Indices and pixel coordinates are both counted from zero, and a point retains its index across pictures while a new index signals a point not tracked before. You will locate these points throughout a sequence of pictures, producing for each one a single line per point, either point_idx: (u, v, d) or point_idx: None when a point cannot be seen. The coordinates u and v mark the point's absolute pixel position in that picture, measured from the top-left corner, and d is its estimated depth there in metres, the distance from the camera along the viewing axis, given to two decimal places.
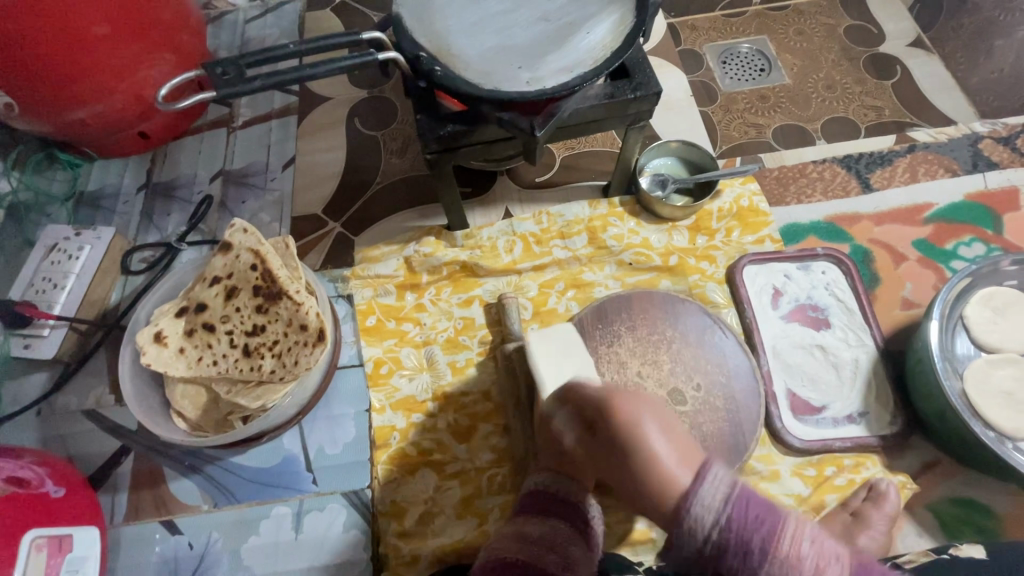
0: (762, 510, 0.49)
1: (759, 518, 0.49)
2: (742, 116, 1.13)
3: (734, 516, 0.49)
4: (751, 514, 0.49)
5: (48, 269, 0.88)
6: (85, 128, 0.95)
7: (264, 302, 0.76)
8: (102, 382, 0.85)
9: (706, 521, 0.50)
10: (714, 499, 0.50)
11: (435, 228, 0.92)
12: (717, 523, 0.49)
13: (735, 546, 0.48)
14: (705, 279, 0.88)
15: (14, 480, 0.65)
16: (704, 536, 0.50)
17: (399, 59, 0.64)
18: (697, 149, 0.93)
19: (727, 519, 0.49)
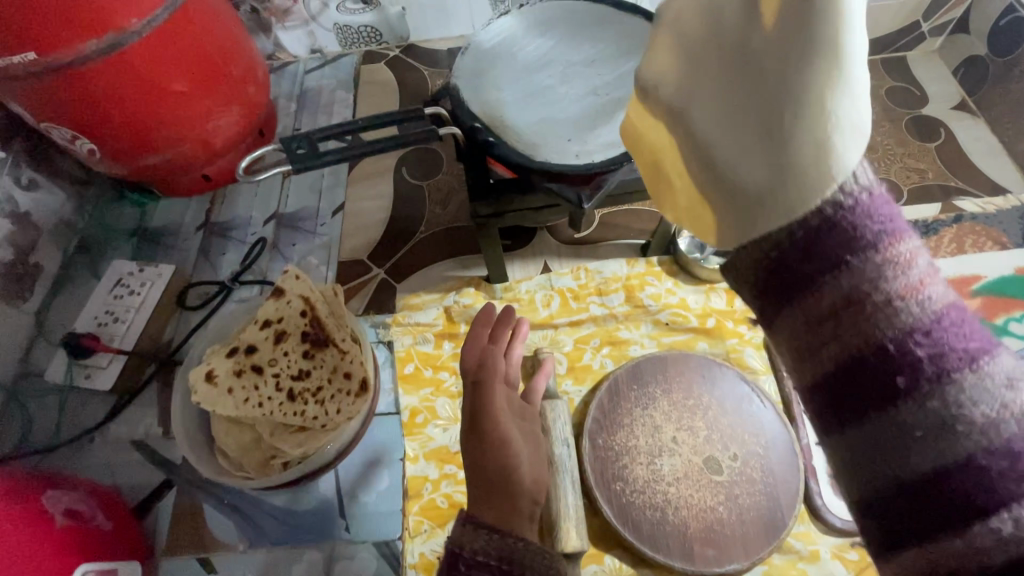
0: (881, 213, 0.32)
1: (864, 225, 0.31)
2: None
3: (872, 199, 0.32)
4: (869, 223, 0.31)
5: (111, 302, 0.95)
6: (156, 171, 1.02)
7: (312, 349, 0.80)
8: (152, 414, 0.89)
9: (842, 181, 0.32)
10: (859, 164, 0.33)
11: (475, 279, 0.95)
12: (834, 203, 0.32)
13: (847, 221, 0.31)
14: (742, 343, 0.88)
15: (69, 513, 0.69)
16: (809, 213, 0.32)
17: (457, 134, 0.68)
18: None
19: (852, 198, 0.31)
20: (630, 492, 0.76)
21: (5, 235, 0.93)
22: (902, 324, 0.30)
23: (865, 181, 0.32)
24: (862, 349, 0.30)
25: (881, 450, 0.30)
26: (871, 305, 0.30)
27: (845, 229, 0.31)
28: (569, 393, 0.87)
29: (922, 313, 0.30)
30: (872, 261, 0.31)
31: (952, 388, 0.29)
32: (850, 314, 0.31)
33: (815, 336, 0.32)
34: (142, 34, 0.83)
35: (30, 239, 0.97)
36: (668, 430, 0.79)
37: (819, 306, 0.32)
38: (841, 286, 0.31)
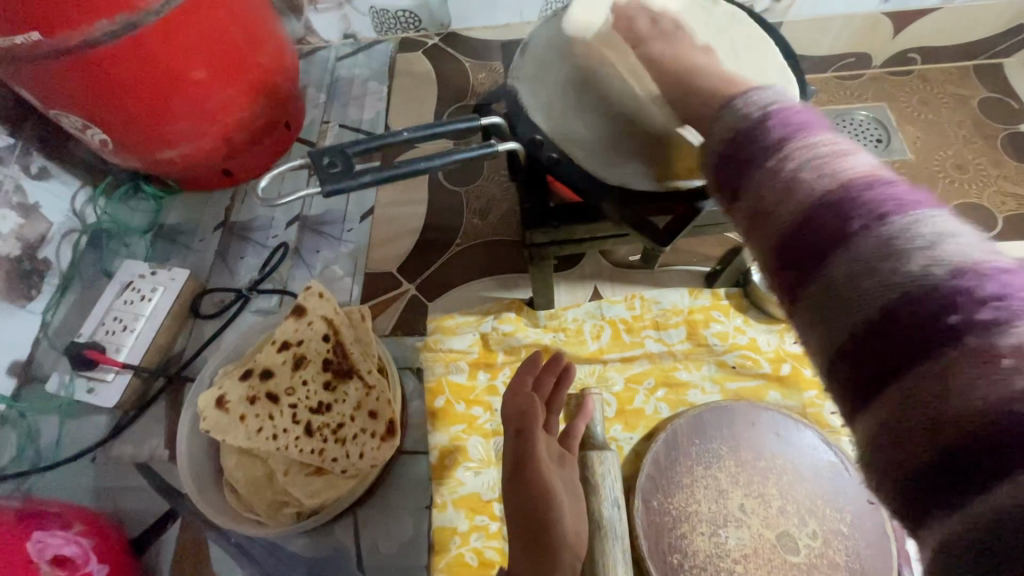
0: (795, 119, 0.33)
1: (770, 128, 0.34)
2: None
3: (773, 111, 0.35)
4: (784, 128, 0.33)
5: (119, 307, 0.86)
6: (173, 165, 0.93)
7: (335, 380, 0.71)
8: (158, 434, 0.82)
9: (744, 114, 0.36)
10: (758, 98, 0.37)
11: (516, 303, 0.85)
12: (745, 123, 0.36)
13: (756, 131, 0.34)
14: (822, 396, 0.76)
15: (58, 560, 0.60)
16: (732, 136, 0.36)
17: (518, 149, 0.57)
18: None
19: (756, 121, 0.35)
20: (688, 567, 0.66)
21: (12, 228, 0.87)
22: (814, 194, 0.29)
23: (787, 105, 0.35)
24: (796, 222, 0.30)
25: (837, 311, 0.28)
26: (783, 183, 0.31)
27: (757, 140, 0.34)
28: (617, 439, 0.77)
29: (832, 180, 0.29)
30: (788, 150, 0.32)
31: (867, 238, 0.27)
32: (773, 198, 0.31)
33: (762, 230, 0.32)
34: (159, 14, 0.74)
35: (38, 233, 0.91)
36: (735, 496, 0.69)
37: (751, 196, 0.33)
38: (756, 179, 0.33)
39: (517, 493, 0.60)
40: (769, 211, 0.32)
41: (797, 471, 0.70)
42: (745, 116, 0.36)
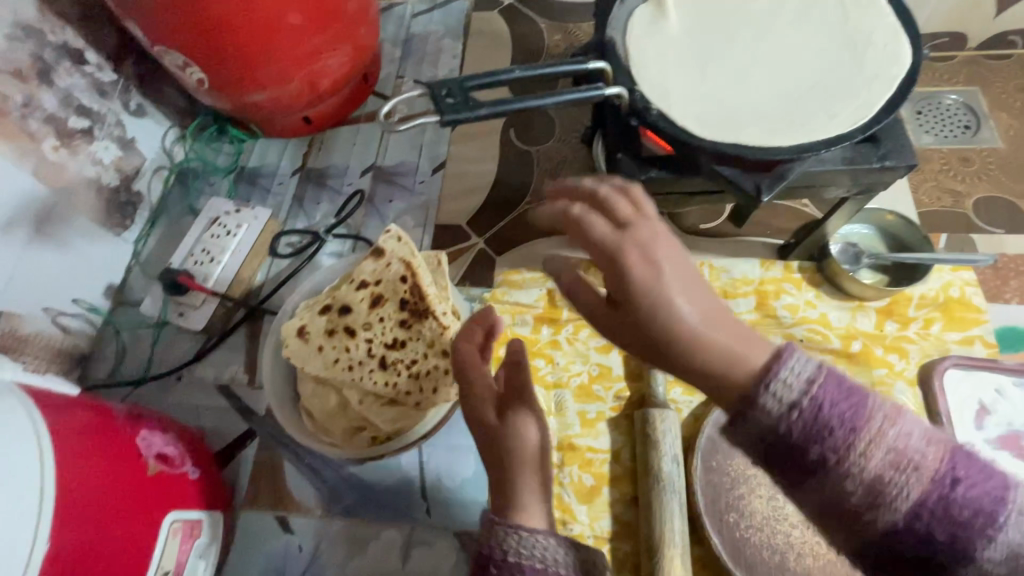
0: (845, 398, 0.38)
1: (825, 427, 0.37)
2: (938, 180, 0.98)
3: (818, 397, 0.38)
4: (821, 449, 0.38)
5: (207, 241, 0.91)
6: (260, 109, 0.97)
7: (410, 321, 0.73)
8: (238, 360, 0.87)
9: (776, 403, 0.38)
10: (789, 379, 0.38)
11: (584, 263, 0.87)
12: (793, 405, 0.38)
13: (807, 429, 0.38)
14: (893, 375, 0.75)
15: (162, 457, 0.65)
16: (772, 419, 0.38)
17: (622, 96, 0.56)
18: (915, 228, 0.79)
19: (802, 416, 0.38)
20: (744, 527, 0.67)
21: (112, 159, 0.92)
22: (876, 478, 0.37)
23: (819, 367, 0.39)
24: (898, 510, 0.38)
25: (876, 536, 0.39)
26: (850, 481, 0.38)
27: (822, 436, 0.38)
28: (677, 402, 0.78)
29: (885, 464, 0.37)
30: (861, 459, 0.37)
31: (925, 516, 0.38)
32: (834, 487, 0.38)
33: (823, 481, 0.39)
34: None
35: (133, 165, 0.96)
36: None
37: (811, 492, 0.39)
38: (819, 458, 0.38)
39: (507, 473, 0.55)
40: (834, 469, 0.38)
41: None
42: (777, 409, 0.38)
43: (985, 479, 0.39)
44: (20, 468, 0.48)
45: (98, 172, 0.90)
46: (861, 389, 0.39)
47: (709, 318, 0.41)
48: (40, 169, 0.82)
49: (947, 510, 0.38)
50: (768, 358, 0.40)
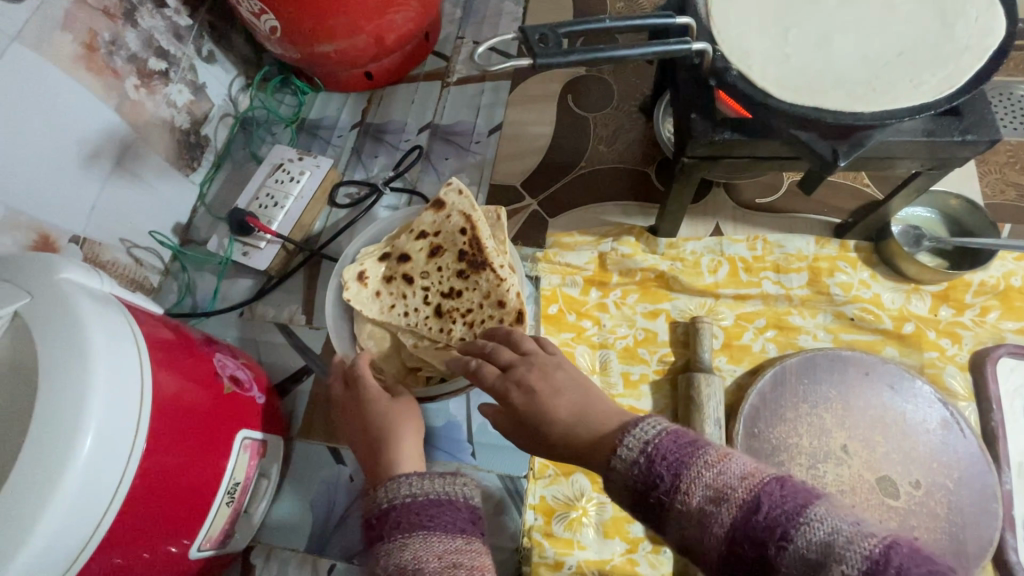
0: (677, 449, 0.44)
1: (663, 473, 0.43)
2: (1004, 171, 0.95)
3: (658, 449, 0.45)
4: (666, 470, 0.43)
5: (271, 186, 0.95)
6: (327, 60, 0.99)
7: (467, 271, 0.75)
8: (296, 302, 0.91)
9: (629, 455, 0.46)
10: (639, 436, 0.46)
11: (636, 229, 0.87)
12: (639, 459, 0.45)
13: (654, 471, 0.44)
14: (943, 359, 0.75)
15: (234, 380, 0.70)
16: (628, 475, 0.45)
17: (706, 52, 0.55)
18: (980, 213, 0.78)
19: (647, 465, 0.45)
20: None
21: (184, 102, 0.96)
22: (725, 525, 0.40)
23: (668, 427, 0.46)
24: (717, 534, 0.40)
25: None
26: (692, 515, 0.41)
27: (655, 481, 0.44)
28: (721, 370, 0.79)
29: (728, 512, 0.40)
30: (685, 492, 0.42)
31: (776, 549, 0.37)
32: (691, 537, 0.42)
33: (676, 523, 0.42)
34: None
35: (203, 110, 1.00)
36: (838, 436, 0.71)
37: (677, 533, 0.43)
38: (672, 504, 0.43)
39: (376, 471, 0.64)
40: (678, 508, 0.42)
41: (906, 423, 0.70)
42: (629, 457, 0.46)
43: (794, 498, 0.39)
44: (125, 378, 0.52)
45: (172, 113, 0.93)
46: (703, 439, 0.45)
47: (583, 416, 0.53)
48: (121, 106, 0.85)
49: (746, 522, 0.39)
50: (630, 422, 0.48)
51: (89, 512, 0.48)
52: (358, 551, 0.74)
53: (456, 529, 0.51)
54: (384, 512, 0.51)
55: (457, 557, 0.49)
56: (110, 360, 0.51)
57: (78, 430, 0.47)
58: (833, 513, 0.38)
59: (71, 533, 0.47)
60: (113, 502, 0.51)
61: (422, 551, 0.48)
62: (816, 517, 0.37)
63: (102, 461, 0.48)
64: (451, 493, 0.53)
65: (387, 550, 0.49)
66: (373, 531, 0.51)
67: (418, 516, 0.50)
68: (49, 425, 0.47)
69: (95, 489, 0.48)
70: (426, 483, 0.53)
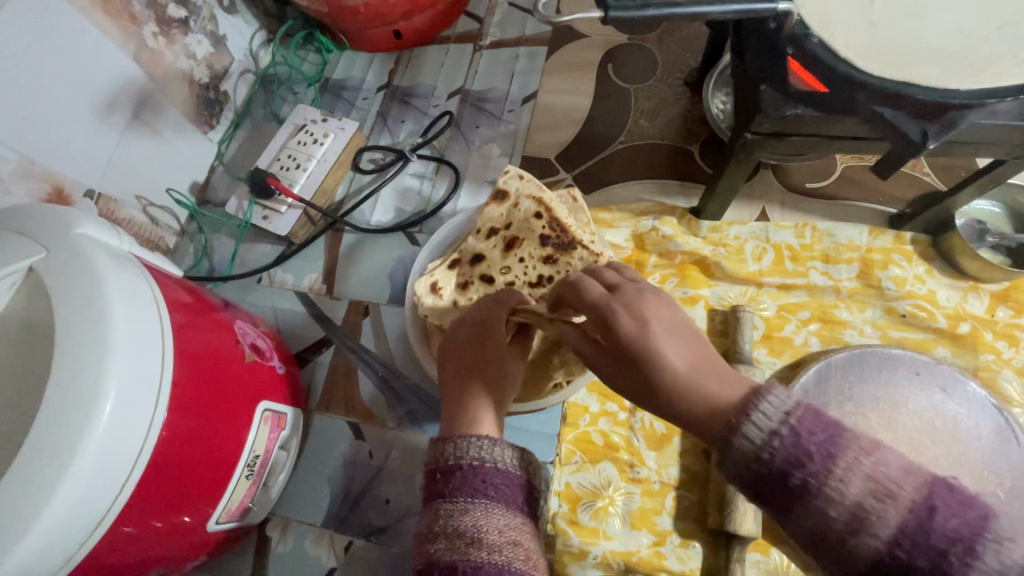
0: (822, 428, 0.39)
1: (813, 456, 0.38)
2: None
3: (802, 423, 0.39)
4: (818, 453, 0.38)
5: (293, 147, 0.91)
6: (355, 16, 0.93)
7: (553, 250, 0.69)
8: (317, 270, 0.88)
9: (762, 430, 0.40)
10: (777, 406, 0.40)
11: (678, 209, 0.83)
12: (777, 435, 0.39)
13: (800, 449, 0.39)
14: (999, 362, 0.71)
15: (255, 349, 0.67)
16: (756, 449, 0.40)
17: (789, 12, 0.50)
18: None
19: (787, 443, 0.39)
20: None
21: (204, 54, 0.90)
22: (889, 525, 0.36)
23: (801, 399, 0.41)
24: (876, 534, 0.36)
25: None
26: (843, 512, 0.37)
27: (802, 461, 0.38)
28: (760, 362, 0.75)
29: (897, 515, 0.36)
30: (838, 484, 0.38)
31: None
32: (833, 530, 0.38)
33: (811, 510, 0.38)
34: None
35: (223, 64, 0.94)
36: (885, 438, 0.67)
37: (807, 522, 0.39)
38: (816, 489, 0.38)
39: (484, 395, 0.54)
40: (820, 494, 0.38)
41: (957, 427, 0.67)
42: (762, 429, 0.40)
43: (965, 508, 0.37)
44: (146, 343, 0.49)
45: (191, 66, 0.88)
46: (839, 422, 0.40)
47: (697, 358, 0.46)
48: (139, 55, 0.80)
49: (925, 537, 0.36)
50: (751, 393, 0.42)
51: (108, 483, 0.46)
52: (375, 529, 0.72)
53: (517, 508, 0.48)
54: (449, 471, 0.48)
55: (515, 534, 0.46)
56: (130, 326, 0.47)
57: (97, 399, 0.44)
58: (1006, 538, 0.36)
59: (89, 504, 0.44)
60: (133, 472, 0.48)
61: (482, 520, 0.45)
62: (999, 537, 0.36)
63: (122, 430, 0.46)
64: (519, 468, 0.49)
65: (446, 509, 0.46)
66: (435, 485, 0.48)
67: (483, 482, 0.47)
68: (67, 390, 0.44)
69: (115, 460, 0.46)
70: (500, 451, 0.49)
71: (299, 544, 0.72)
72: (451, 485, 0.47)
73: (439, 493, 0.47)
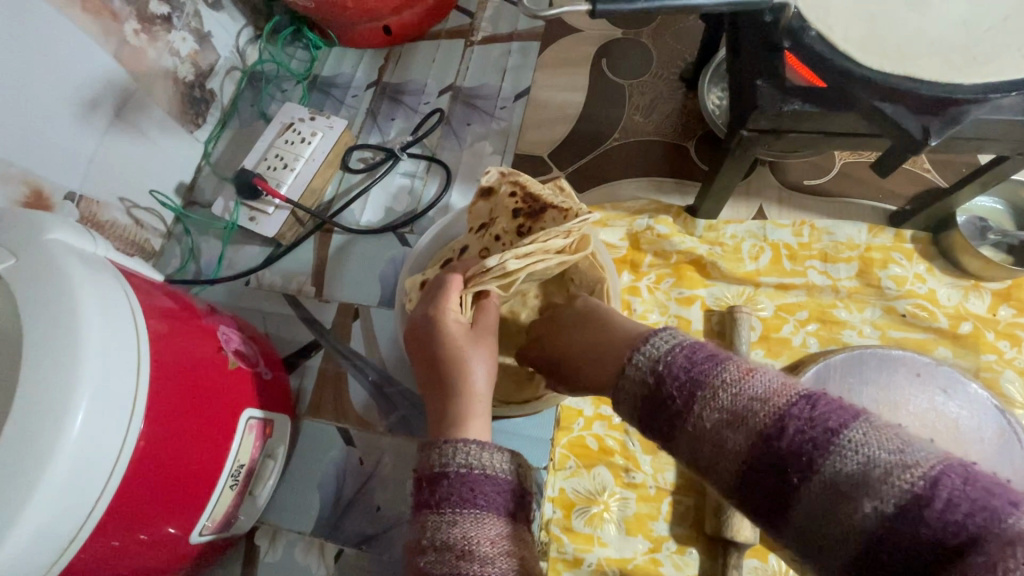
0: (697, 362, 0.42)
1: (682, 383, 0.41)
2: None
3: (674, 357, 0.43)
4: (684, 378, 0.42)
5: (281, 146, 0.89)
6: (344, 11, 0.91)
7: (524, 221, 0.63)
8: (306, 272, 0.86)
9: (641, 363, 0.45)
10: (659, 346, 0.45)
11: (674, 208, 0.81)
12: (655, 370, 0.43)
13: (669, 378, 0.42)
14: (1001, 363, 0.70)
15: (239, 355, 0.66)
16: (641, 384, 0.44)
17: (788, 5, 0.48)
18: None
19: (661, 372, 0.43)
20: None
21: (189, 52, 0.88)
22: (753, 438, 0.37)
23: (684, 340, 0.45)
24: (736, 448, 0.38)
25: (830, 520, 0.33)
26: (707, 430, 0.39)
27: (669, 391, 0.42)
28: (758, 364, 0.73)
29: (763, 427, 0.37)
30: (700, 408, 0.40)
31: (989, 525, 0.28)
32: (707, 452, 0.39)
33: (682, 430, 0.41)
34: None
35: (209, 62, 0.92)
36: None
37: (690, 447, 0.41)
38: (687, 413, 0.41)
39: (448, 399, 0.53)
40: (689, 415, 0.40)
41: (959, 430, 0.65)
42: (642, 370, 0.44)
43: (822, 419, 0.35)
44: (120, 353, 0.47)
45: (175, 64, 0.86)
46: (725, 355, 0.43)
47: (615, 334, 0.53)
48: (120, 52, 0.78)
49: (765, 444, 0.36)
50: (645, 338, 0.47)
51: (79, 499, 0.44)
52: (366, 537, 0.71)
53: (508, 514, 0.46)
54: (436, 479, 0.46)
55: (508, 544, 0.44)
56: (103, 336, 0.46)
57: (66, 413, 0.42)
58: (870, 436, 0.33)
59: (60, 522, 0.43)
60: (107, 486, 0.46)
61: (472, 531, 0.43)
62: (850, 444, 0.33)
63: (94, 443, 0.44)
64: (508, 473, 0.48)
65: (434, 521, 0.45)
66: (423, 494, 0.47)
67: (471, 490, 0.45)
68: (35, 404, 0.42)
69: (87, 475, 0.44)
70: (488, 457, 0.47)
71: (288, 553, 0.71)
72: (437, 494, 0.45)
73: (427, 503, 0.46)
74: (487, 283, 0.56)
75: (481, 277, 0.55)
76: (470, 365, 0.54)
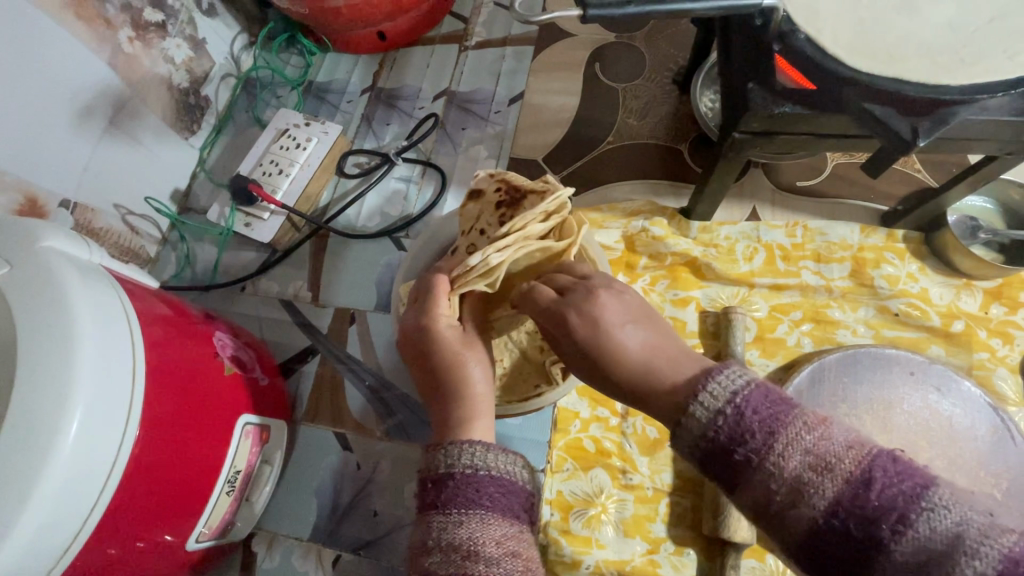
0: (768, 406, 0.39)
1: (758, 428, 0.38)
2: None
3: (747, 397, 0.39)
4: (759, 421, 0.38)
5: (276, 152, 0.89)
6: (338, 17, 0.91)
7: (507, 213, 0.65)
8: (302, 278, 0.86)
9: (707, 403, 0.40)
10: (727, 385, 0.40)
11: (668, 210, 0.82)
12: (723, 412, 0.39)
13: (744, 422, 0.38)
14: (994, 360, 0.70)
15: (235, 361, 0.65)
16: (705, 426, 0.40)
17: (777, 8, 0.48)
18: None
19: (731, 415, 0.39)
20: None
21: (183, 59, 0.88)
22: (835, 496, 0.34)
23: (755, 379, 0.41)
24: (815, 504, 0.35)
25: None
26: (783, 483, 0.36)
27: (743, 436, 0.38)
28: (754, 364, 0.74)
29: (847, 484, 0.34)
30: (776, 456, 0.37)
31: None
32: (777, 506, 0.36)
33: (751, 480, 0.38)
34: None
35: (204, 69, 0.92)
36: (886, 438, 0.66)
37: (757, 498, 0.37)
38: (763, 463, 0.37)
39: (450, 404, 0.53)
40: (763, 465, 0.37)
41: (953, 428, 0.66)
42: (711, 407, 0.40)
43: (907, 476, 0.34)
44: (116, 359, 0.47)
45: (169, 71, 0.86)
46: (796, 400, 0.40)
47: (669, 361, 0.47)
48: (115, 60, 0.78)
49: (852, 502, 0.34)
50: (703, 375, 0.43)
51: (75, 507, 0.44)
52: (364, 542, 0.71)
53: (513, 514, 0.46)
54: (442, 480, 0.47)
55: (514, 544, 0.44)
56: (99, 343, 0.46)
57: (61, 420, 0.42)
58: (959, 501, 0.33)
59: (55, 530, 0.43)
60: (102, 494, 0.46)
61: (478, 531, 0.44)
62: (941, 502, 0.33)
63: (89, 451, 0.44)
64: (512, 474, 0.48)
65: (439, 522, 0.45)
66: (428, 496, 0.47)
67: (477, 491, 0.45)
68: (30, 412, 0.42)
69: (82, 483, 0.44)
70: (492, 458, 0.48)
71: (286, 560, 0.71)
72: (444, 496, 0.46)
73: (433, 504, 0.46)
74: (472, 282, 0.56)
75: (466, 276, 0.55)
76: (467, 368, 0.55)
